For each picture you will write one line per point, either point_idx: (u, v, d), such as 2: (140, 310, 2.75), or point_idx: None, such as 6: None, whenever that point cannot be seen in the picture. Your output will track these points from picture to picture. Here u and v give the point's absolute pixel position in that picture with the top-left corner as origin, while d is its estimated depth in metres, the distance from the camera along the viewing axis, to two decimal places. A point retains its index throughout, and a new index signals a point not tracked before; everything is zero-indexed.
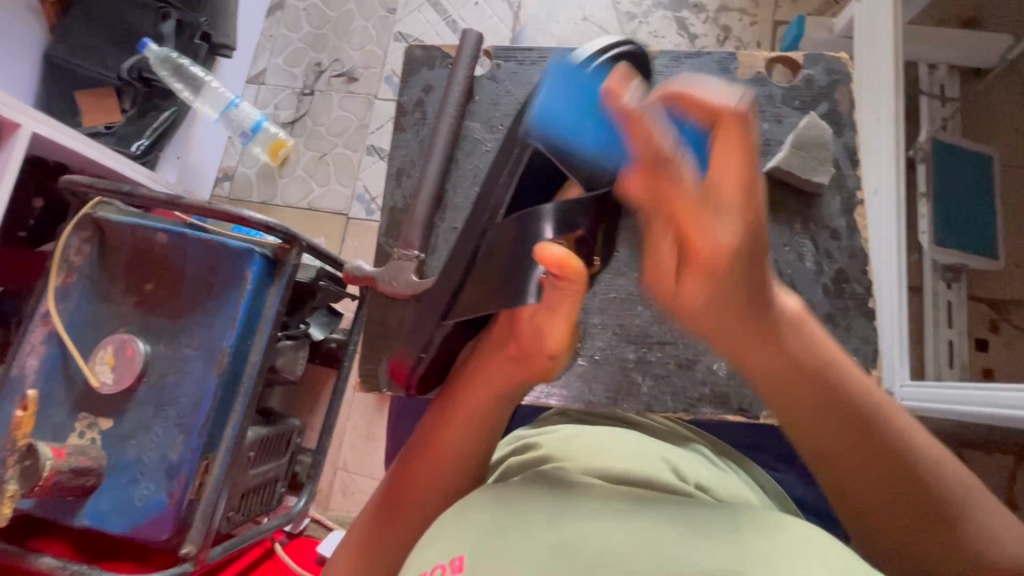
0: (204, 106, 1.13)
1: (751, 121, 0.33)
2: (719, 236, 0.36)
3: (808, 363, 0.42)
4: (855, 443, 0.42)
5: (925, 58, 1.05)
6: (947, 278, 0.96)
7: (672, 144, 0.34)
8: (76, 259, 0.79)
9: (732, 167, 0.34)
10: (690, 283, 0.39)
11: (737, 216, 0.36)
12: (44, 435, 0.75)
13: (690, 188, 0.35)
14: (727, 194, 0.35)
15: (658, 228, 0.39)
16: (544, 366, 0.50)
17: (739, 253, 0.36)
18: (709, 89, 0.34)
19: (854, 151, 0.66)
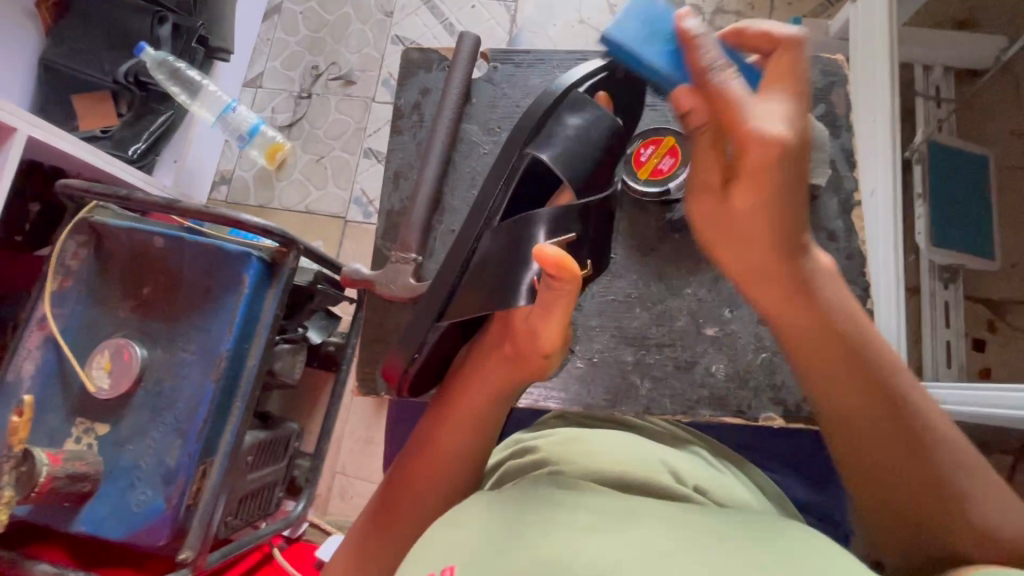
0: (201, 110, 1.12)
1: (806, 47, 0.42)
2: (770, 132, 0.38)
3: (835, 319, 0.43)
4: (880, 405, 0.43)
5: (920, 59, 1.06)
6: (944, 279, 0.97)
7: (716, 61, 0.41)
8: (73, 263, 0.78)
9: (782, 81, 0.41)
10: (737, 201, 0.41)
11: (788, 117, 0.39)
12: (40, 440, 0.75)
13: (738, 108, 0.39)
14: (774, 97, 0.40)
15: (703, 153, 0.43)
16: (539, 366, 0.50)
17: (790, 152, 0.39)
18: (767, 26, 0.44)
19: (851, 154, 0.66)
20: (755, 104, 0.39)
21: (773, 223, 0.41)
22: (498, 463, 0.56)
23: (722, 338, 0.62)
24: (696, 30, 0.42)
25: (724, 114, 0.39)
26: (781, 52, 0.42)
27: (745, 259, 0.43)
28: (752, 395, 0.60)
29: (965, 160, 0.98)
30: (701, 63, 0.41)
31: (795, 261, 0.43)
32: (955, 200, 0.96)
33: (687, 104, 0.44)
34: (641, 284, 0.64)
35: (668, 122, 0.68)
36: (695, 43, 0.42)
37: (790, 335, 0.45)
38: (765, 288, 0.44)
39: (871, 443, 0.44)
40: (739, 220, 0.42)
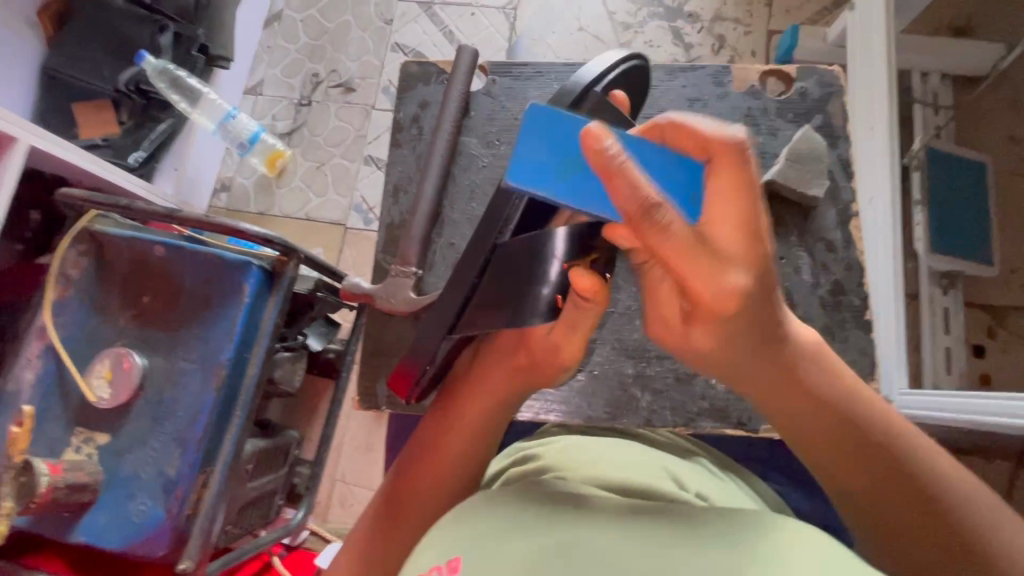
0: (202, 118, 1.14)
1: (750, 154, 0.36)
2: (727, 283, 0.34)
3: (829, 393, 0.43)
4: (890, 483, 0.42)
5: (917, 67, 1.06)
6: (943, 285, 0.97)
7: (663, 195, 0.34)
8: (73, 273, 0.79)
9: (726, 224, 0.35)
10: (698, 334, 0.39)
11: (744, 265, 0.35)
12: (40, 450, 0.75)
13: (699, 267, 0.34)
14: (722, 244, 0.34)
15: (658, 276, 0.40)
16: (549, 375, 0.51)
17: (748, 299, 0.35)
18: (702, 123, 0.37)
19: (848, 164, 0.66)
20: (713, 256, 0.34)
21: (740, 338, 0.38)
22: (497, 471, 0.56)
23: None
24: (618, 148, 0.33)
25: (679, 269, 0.34)
26: (720, 160, 0.36)
27: (716, 365, 0.41)
28: (751, 405, 0.60)
29: (964, 167, 0.99)
30: (631, 203, 0.33)
31: (783, 355, 0.42)
32: (954, 208, 0.96)
33: (628, 236, 0.39)
34: (641, 295, 0.64)
35: None
36: (626, 176, 0.33)
37: (778, 416, 0.45)
38: (749, 377, 0.42)
39: (887, 510, 0.43)
40: (700, 345, 0.39)
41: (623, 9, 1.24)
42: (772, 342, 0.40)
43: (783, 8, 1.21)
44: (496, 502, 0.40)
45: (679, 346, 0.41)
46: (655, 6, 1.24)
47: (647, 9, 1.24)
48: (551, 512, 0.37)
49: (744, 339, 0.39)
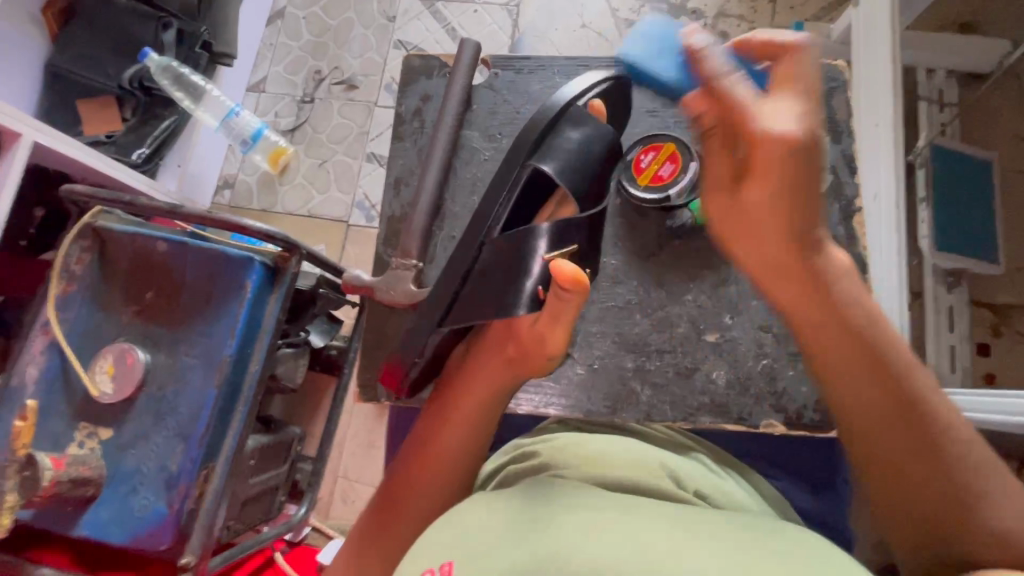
0: (205, 115, 1.15)
1: (812, 53, 0.45)
2: (782, 127, 0.41)
3: (853, 317, 0.45)
4: (892, 400, 0.45)
5: (922, 63, 1.05)
6: (948, 282, 0.96)
7: (723, 66, 0.43)
8: (77, 268, 0.79)
9: (790, 85, 0.43)
10: (753, 191, 0.44)
11: (800, 116, 0.41)
12: (44, 445, 0.75)
13: (748, 113, 0.42)
14: (785, 92, 0.43)
15: (719, 157, 0.46)
16: (538, 365, 0.51)
17: (804, 145, 0.41)
18: (717, 57, 0.43)
19: (852, 159, 0.66)
20: (761, 107, 0.42)
21: (789, 211, 0.43)
22: (496, 468, 0.55)
23: (723, 345, 0.61)
24: (701, 43, 0.44)
25: (734, 120, 0.42)
26: (789, 52, 0.46)
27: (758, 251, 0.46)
28: (753, 402, 0.60)
29: (969, 164, 0.98)
30: (709, 70, 0.43)
31: (809, 264, 0.45)
32: (959, 205, 0.96)
33: (697, 108, 0.47)
34: (641, 291, 0.64)
35: (667, 129, 0.67)
36: (702, 56, 0.43)
37: (804, 329, 0.47)
38: (782, 280, 0.46)
39: (889, 439, 0.45)
40: (751, 210, 0.44)
41: (627, 5, 1.24)
42: (810, 244, 0.45)
43: (788, 4, 1.20)
44: (493, 503, 0.39)
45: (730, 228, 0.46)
46: (658, 2, 1.23)
47: (650, 6, 1.24)
48: (552, 511, 0.37)
49: (782, 215, 0.43)
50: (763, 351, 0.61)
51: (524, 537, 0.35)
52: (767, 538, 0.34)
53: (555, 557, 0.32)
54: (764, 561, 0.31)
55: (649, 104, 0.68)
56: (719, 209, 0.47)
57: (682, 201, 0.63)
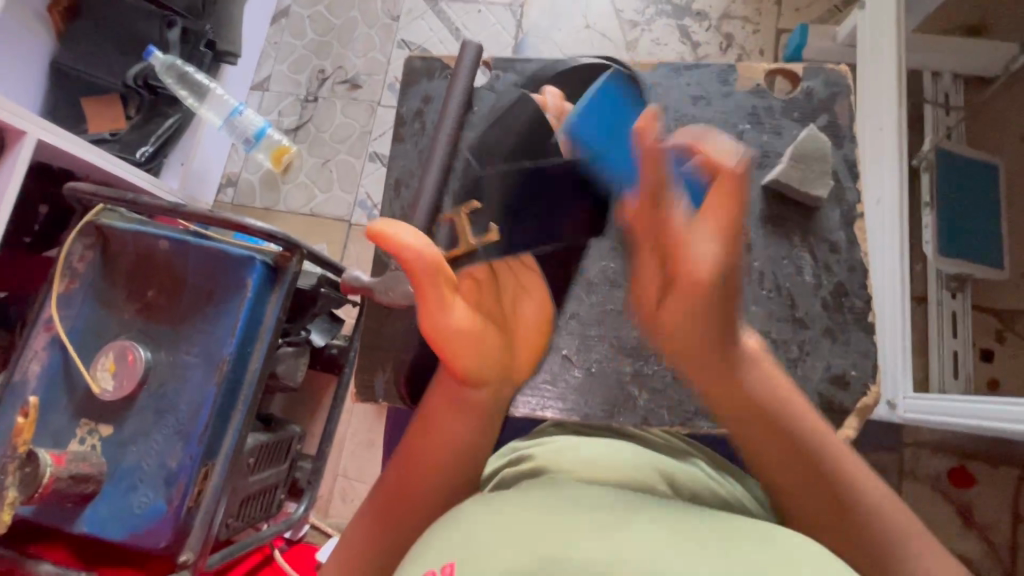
0: (209, 114, 1.12)
1: (745, 177, 0.44)
2: (699, 262, 0.41)
3: (755, 392, 0.44)
4: (809, 471, 0.43)
5: (928, 66, 1.05)
6: (951, 288, 0.96)
7: (670, 184, 0.45)
8: (79, 266, 0.79)
9: (721, 208, 0.43)
10: (667, 312, 0.43)
11: (718, 241, 0.42)
12: (44, 441, 0.76)
13: (680, 239, 0.43)
14: (709, 223, 0.43)
15: (644, 254, 0.46)
16: (450, 358, 0.47)
17: (722, 275, 0.41)
18: (717, 145, 0.46)
19: (854, 164, 0.66)
20: (692, 232, 0.43)
21: (716, 303, 0.42)
22: (493, 471, 0.55)
23: None
24: (656, 142, 0.45)
25: (671, 240, 0.43)
26: (722, 175, 0.43)
27: (675, 335, 0.43)
28: None
29: (973, 168, 0.97)
30: (654, 172, 0.45)
31: (724, 349, 0.43)
32: (964, 210, 0.95)
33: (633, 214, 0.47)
34: None
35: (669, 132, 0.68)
36: (655, 155, 0.45)
37: (714, 397, 0.44)
38: (694, 360, 0.43)
39: (812, 511, 0.43)
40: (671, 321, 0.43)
41: (631, 6, 1.24)
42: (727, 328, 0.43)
43: (793, 7, 1.20)
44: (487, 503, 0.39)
45: (653, 323, 0.45)
46: (662, 4, 1.23)
47: (654, 7, 1.23)
48: (545, 507, 0.37)
49: (699, 317, 0.42)
50: None
51: (520, 532, 0.34)
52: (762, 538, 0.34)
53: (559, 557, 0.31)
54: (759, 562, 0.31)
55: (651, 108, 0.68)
56: (646, 309, 0.45)
57: None
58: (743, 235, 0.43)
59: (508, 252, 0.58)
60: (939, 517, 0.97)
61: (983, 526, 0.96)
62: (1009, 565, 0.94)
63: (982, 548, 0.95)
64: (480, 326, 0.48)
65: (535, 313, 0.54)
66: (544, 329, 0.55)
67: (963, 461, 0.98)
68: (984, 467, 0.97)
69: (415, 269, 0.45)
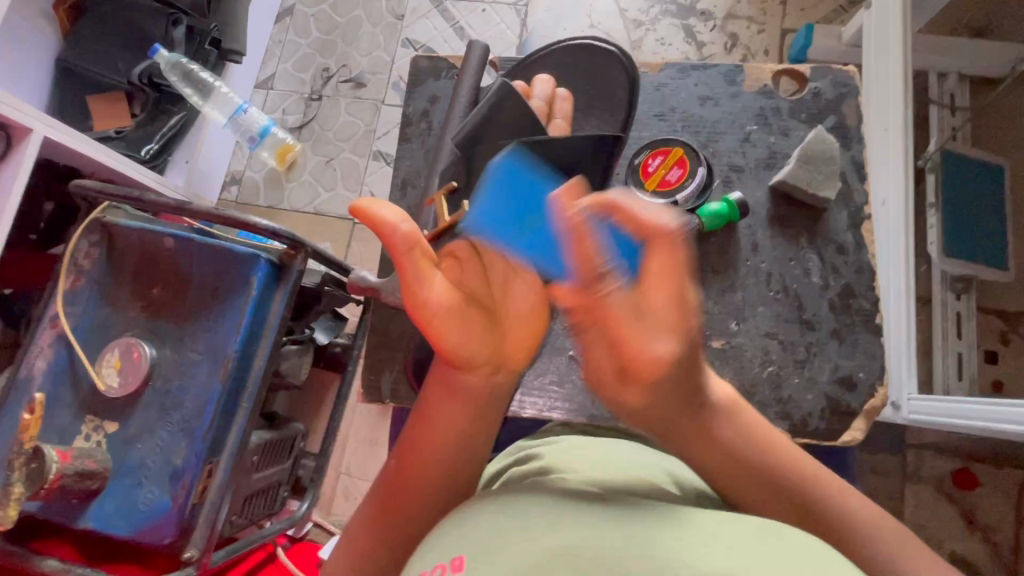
0: (213, 111, 1.13)
1: (680, 239, 0.37)
2: (652, 349, 0.38)
3: (726, 438, 0.46)
4: (788, 505, 0.45)
5: (934, 67, 1.04)
6: (956, 289, 0.95)
7: (607, 264, 0.40)
8: (85, 263, 0.80)
9: (664, 280, 0.37)
10: (631, 394, 0.43)
11: (670, 336, 0.38)
12: (50, 437, 0.76)
13: (625, 330, 0.39)
14: (653, 302, 0.38)
15: (591, 337, 0.42)
16: (433, 336, 0.47)
17: (673, 362, 0.39)
18: (642, 206, 0.37)
19: (862, 165, 0.65)
20: (641, 322, 0.38)
21: (665, 388, 0.42)
22: (499, 469, 0.55)
23: (729, 351, 0.62)
24: (585, 217, 0.39)
25: (614, 331, 0.39)
26: (658, 250, 0.37)
27: (638, 414, 0.44)
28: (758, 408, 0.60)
29: (979, 170, 0.97)
30: (590, 267, 0.40)
31: (689, 412, 0.45)
32: (969, 211, 0.95)
33: (569, 302, 0.42)
34: None
35: (676, 132, 0.68)
36: (586, 234, 0.39)
37: (695, 463, 0.47)
38: (662, 429, 0.46)
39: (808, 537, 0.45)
40: (635, 402, 0.43)
41: (636, 6, 1.23)
42: (690, 399, 0.44)
43: (798, 6, 1.19)
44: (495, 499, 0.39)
45: (622, 405, 0.44)
46: (667, 3, 1.23)
47: (659, 7, 1.23)
48: (551, 504, 0.37)
49: (667, 393, 0.42)
50: (769, 358, 0.61)
51: (525, 536, 0.34)
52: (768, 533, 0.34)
53: (559, 557, 0.31)
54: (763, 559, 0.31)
55: (658, 108, 0.68)
56: (603, 391, 0.44)
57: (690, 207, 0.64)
58: (694, 323, 0.38)
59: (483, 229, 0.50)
60: (942, 519, 0.97)
61: (987, 527, 0.96)
62: (1012, 567, 0.94)
63: (985, 550, 0.95)
64: (460, 299, 0.47)
65: (527, 299, 0.48)
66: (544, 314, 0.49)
67: (967, 463, 0.98)
68: (988, 470, 0.97)
69: (392, 247, 0.45)
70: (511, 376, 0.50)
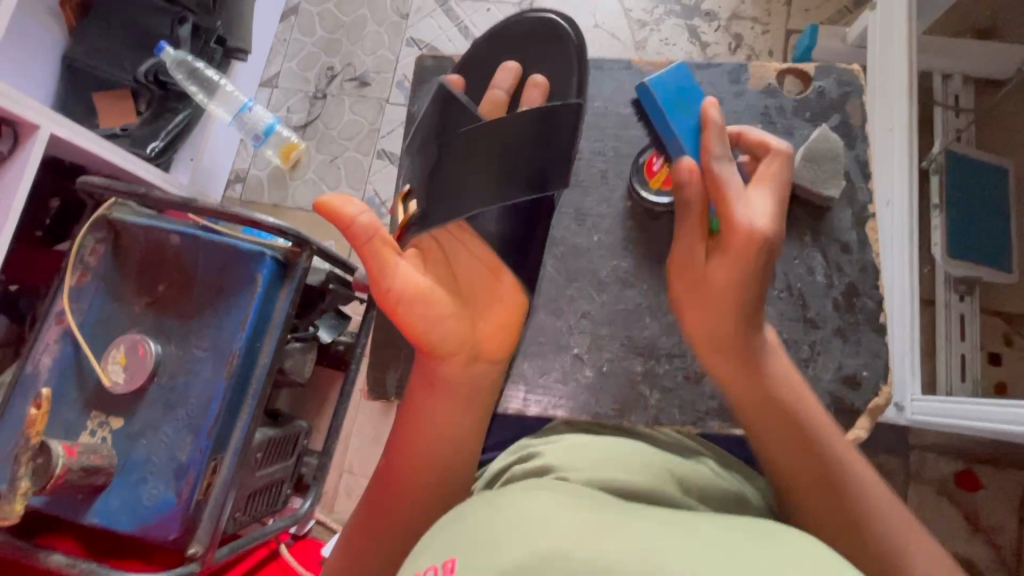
0: (218, 109, 1.14)
1: (787, 159, 0.55)
2: (752, 220, 0.50)
3: (777, 383, 0.50)
4: (812, 462, 0.47)
5: (939, 67, 1.04)
6: (960, 291, 0.95)
7: (720, 153, 0.54)
8: (91, 260, 0.80)
9: (767, 181, 0.54)
10: (717, 270, 0.51)
11: (771, 204, 0.52)
12: (56, 433, 0.77)
13: (726, 194, 0.52)
14: (761, 184, 0.54)
15: (686, 224, 0.53)
16: (400, 322, 0.49)
17: (767, 231, 0.50)
18: (757, 133, 0.58)
19: (866, 165, 0.66)
20: (744, 195, 0.52)
21: (745, 280, 0.50)
22: (501, 467, 0.55)
23: None
24: (717, 118, 0.55)
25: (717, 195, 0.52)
26: (773, 157, 0.55)
27: (706, 326, 0.51)
28: None
29: (983, 171, 0.97)
30: (712, 150, 0.53)
31: (749, 344, 0.50)
32: (973, 212, 0.95)
33: (686, 175, 0.52)
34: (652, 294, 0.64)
35: None
36: (716, 130, 0.54)
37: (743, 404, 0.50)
38: (720, 355, 0.51)
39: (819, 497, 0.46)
40: (712, 287, 0.51)
41: (641, 6, 1.24)
42: (753, 321, 0.51)
43: (803, 7, 1.19)
44: (492, 500, 0.38)
45: (691, 298, 0.52)
46: (672, 4, 1.23)
47: (664, 7, 1.23)
48: (546, 505, 0.36)
49: (733, 305, 0.50)
50: None
51: (518, 535, 0.33)
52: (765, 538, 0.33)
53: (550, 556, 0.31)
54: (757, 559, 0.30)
55: None
56: (683, 283, 0.53)
57: None
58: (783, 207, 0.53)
59: (451, 217, 0.54)
60: (945, 521, 0.97)
61: (990, 529, 0.96)
62: (1015, 569, 0.94)
63: (988, 551, 0.95)
64: (424, 285, 0.49)
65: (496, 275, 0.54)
66: (514, 293, 0.53)
67: (970, 465, 0.98)
68: (991, 471, 0.97)
69: (353, 239, 0.47)
70: (484, 364, 0.51)
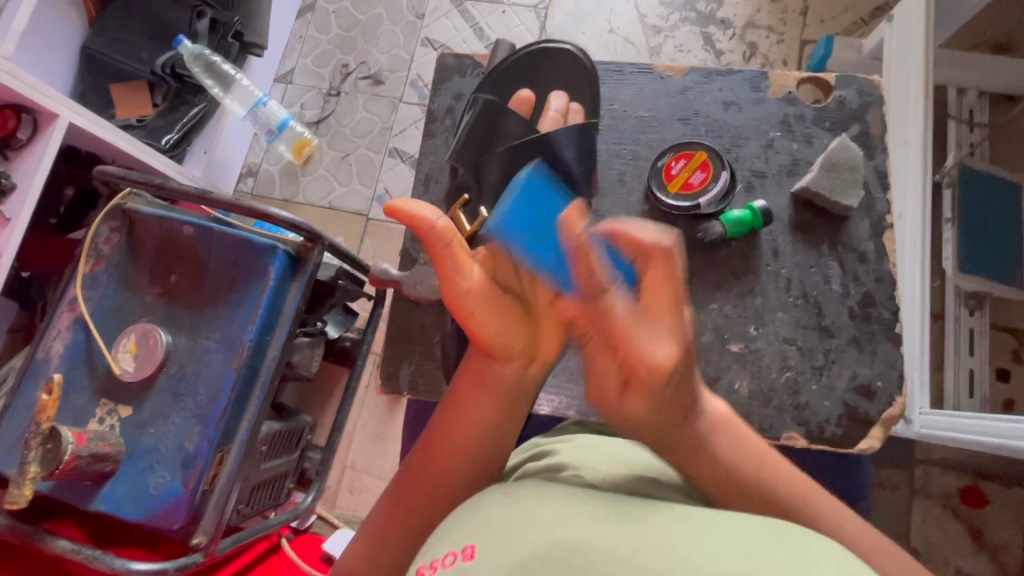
0: (234, 103, 1.13)
1: (676, 256, 0.45)
2: (653, 353, 0.42)
3: (758, 423, 0.47)
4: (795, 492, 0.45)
5: (954, 82, 1.04)
6: (970, 305, 0.95)
7: (608, 281, 0.48)
8: (105, 248, 0.80)
9: (660, 295, 0.44)
10: (633, 403, 0.44)
11: (671, 339, 0.43)
12: (65, 419, 0.77)
13: (626, 336, 0.44)
14: (654, 315, 0.44)
15: (593, 351, 0.46)
16: (471, 325, 0.47)
17: (673, 368, 0.42)
18: (636, 228, 0.46)
19: (885, 175, 0.65)
20: (639, 330, 0.44)
21: (683, 377, 0.44)
22: (514, 465, 0.55)
23: (747, 355, 0.62)
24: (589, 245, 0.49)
25: (613, 337, 0.44)
26: (652, 265, 0.45)
27: (641, 428, 0.45)
28: (776, 413, 0.61)
29: (996, 186, 0.97)
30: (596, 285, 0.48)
31: None
32: (986, 228, 0.94)
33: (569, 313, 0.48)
34: None
35: (699, 136, 0.68)
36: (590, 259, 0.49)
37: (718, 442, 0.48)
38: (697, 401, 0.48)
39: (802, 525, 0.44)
40: (630, 417, 0.45)
41: (655, 12, 1.24)
42: None
43: (818, 18, 1.20)
44: (511, 491, 0.38)
45: (611, 413, 0.46)
46: (688, 11, 1.23)
47: (679, 14, 1.23)
48: (566, 501, 0.36)
49: (658, 409, 0.44)
50: (787, 363, 0.61)
51: (539, 530, 0.33)
52: (784, 536, 0.32)
53: (569, 552, 0.30)
54: (779, 558, 0.29)
55: (683, 112, 0.69)
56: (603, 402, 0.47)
57: (712, 211, 0.64)
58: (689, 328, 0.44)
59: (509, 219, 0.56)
60: (948, 536, 0.96)
61: (994, 547, 0.95)
62: None
63: (992, 569, 0.94)
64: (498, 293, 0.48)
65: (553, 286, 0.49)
66: None
67: (976, 481, 0.97)
68: (996, 488, 0.97)
69: (430, 240, 0.46)
70: (540, 371, 0.50)
